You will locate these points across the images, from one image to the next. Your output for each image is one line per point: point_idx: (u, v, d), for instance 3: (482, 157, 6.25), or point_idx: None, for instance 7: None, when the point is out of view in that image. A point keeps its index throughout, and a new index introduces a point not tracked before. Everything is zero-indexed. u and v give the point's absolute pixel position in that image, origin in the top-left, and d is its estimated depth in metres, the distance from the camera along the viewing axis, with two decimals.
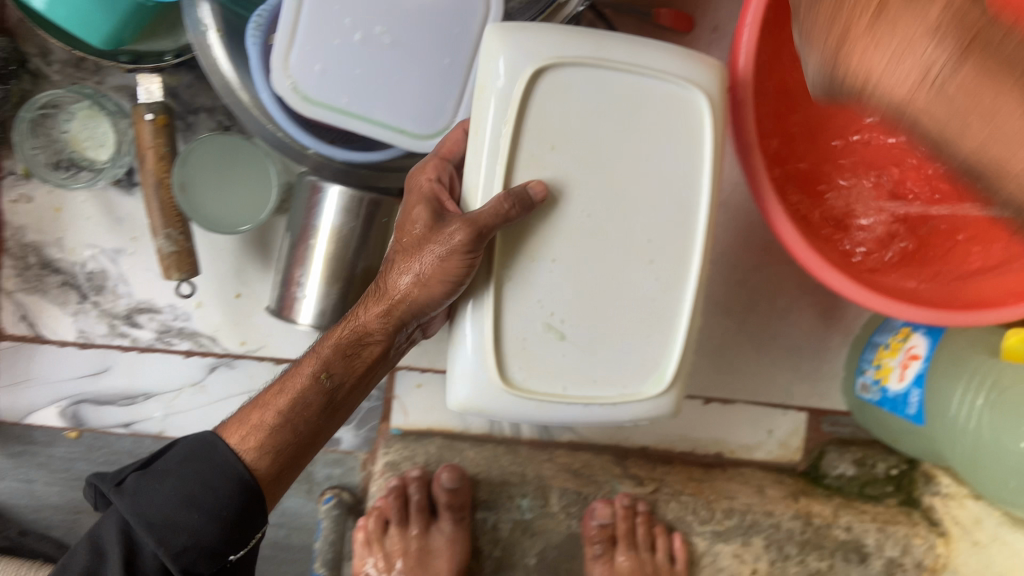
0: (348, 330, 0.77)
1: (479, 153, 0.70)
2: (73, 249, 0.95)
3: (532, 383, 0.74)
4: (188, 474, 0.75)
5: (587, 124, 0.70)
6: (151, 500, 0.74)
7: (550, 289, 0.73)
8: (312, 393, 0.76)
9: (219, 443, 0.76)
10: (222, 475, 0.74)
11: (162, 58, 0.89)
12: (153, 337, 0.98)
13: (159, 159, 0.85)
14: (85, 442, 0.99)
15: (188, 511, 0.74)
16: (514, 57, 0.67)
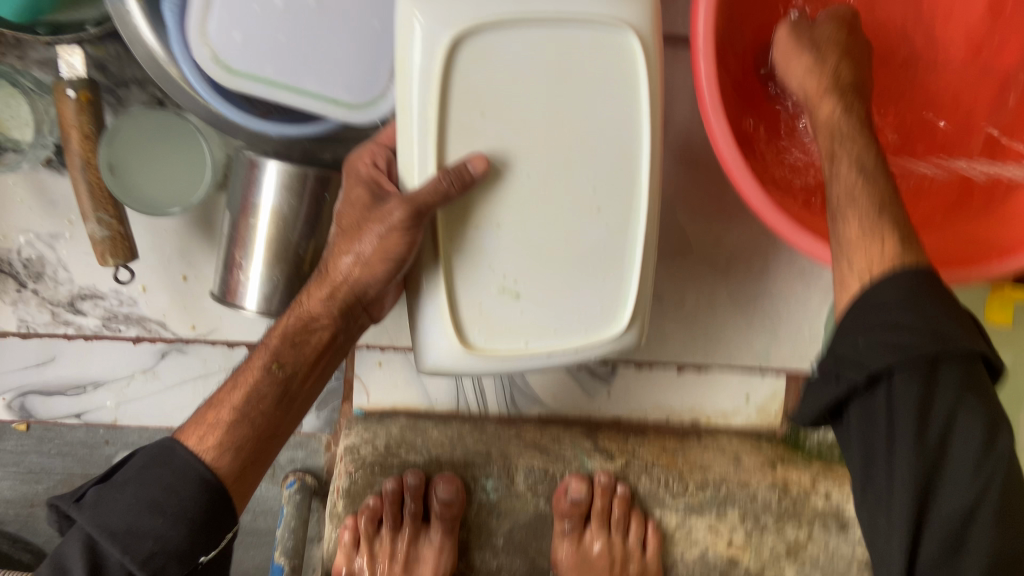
0: (296, 317, 0.72)
1: (408, 132, 0.65)
2: (6, 235, 0.90)
3: (495, 346, 0.70)
4: (151, 478, 0.64)
5: (516, 82, 0.64)
6: (112, 509, 0.62)
7: (499, 251, 0.68)
8: (265, 384, 0.71)
9: (178, 447, 0.66)
10: (180, 476, 0.64)
11: (83, 29, 0.82)
12: (98, 325, 0.93)
13: (84, 138, 0.79)
14: (36, 434, 0.96)
15: (153, 517, 0.62)
16: (428, 19, 0.61)
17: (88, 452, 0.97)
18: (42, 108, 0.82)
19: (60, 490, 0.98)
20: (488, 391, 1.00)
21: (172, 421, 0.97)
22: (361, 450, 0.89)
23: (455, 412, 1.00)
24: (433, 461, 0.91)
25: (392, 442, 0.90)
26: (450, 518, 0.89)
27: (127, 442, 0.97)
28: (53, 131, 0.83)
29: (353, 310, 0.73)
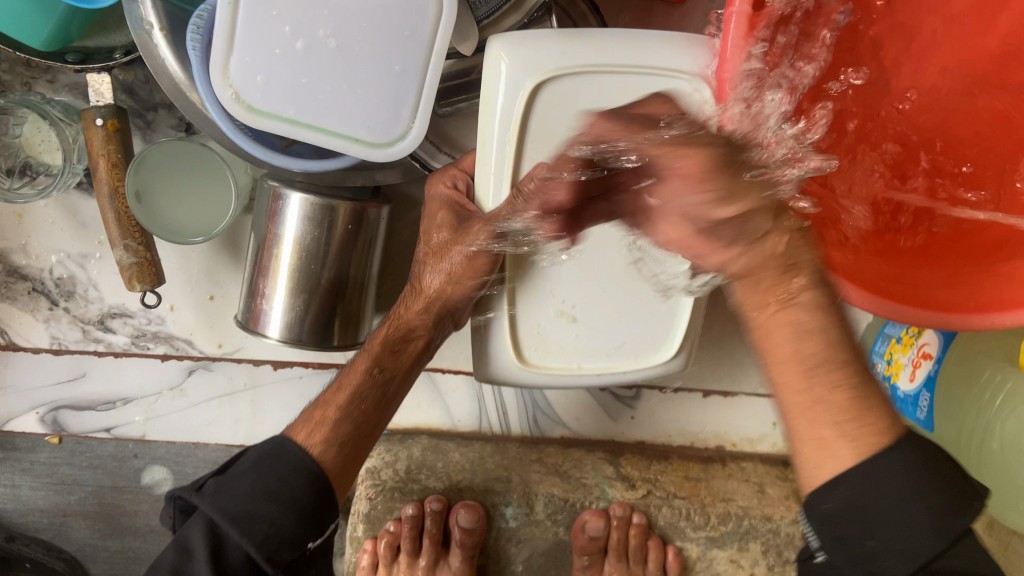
0: (391, 325, 0.77)
1: (487, 159, 0.66)
2: (38, 255, 0.91)
3: (549, 363, 0.74)
4: (265, 468, 0.65)
5: (590, 120, 0.64)
6: (232, 496, 0.64)
7: (560, 279, 0.71)
8: (366, 385, 0.75)
9: (288, 443, 0.68)
10: (291, 467, 0.66)
11: (112, 57, 0.83)
12: (128, 343, 0.95)
13: (112, 166, 0.79)
14: (68, 447, 0.97)
15: (269, 505, 0.63)
16: (513, 66, 0.62)
17: (117, 465, 0.99)
18: (71, 136, 0.83)
19: (91, 501, 1.00)
20: (510, 413, 1.00)
21: (199, 437, 0.98)
22: (381, 473, 0.90)
23: (477, 432, 1.00)
24: (453, 487, 0.92)
25: (410, 465, 0.91)
26: (471, 545, 0.86)
27: (155, 456, 0.99)
28: (81, 159, 0.83)
29: (445, 320, 0.78)
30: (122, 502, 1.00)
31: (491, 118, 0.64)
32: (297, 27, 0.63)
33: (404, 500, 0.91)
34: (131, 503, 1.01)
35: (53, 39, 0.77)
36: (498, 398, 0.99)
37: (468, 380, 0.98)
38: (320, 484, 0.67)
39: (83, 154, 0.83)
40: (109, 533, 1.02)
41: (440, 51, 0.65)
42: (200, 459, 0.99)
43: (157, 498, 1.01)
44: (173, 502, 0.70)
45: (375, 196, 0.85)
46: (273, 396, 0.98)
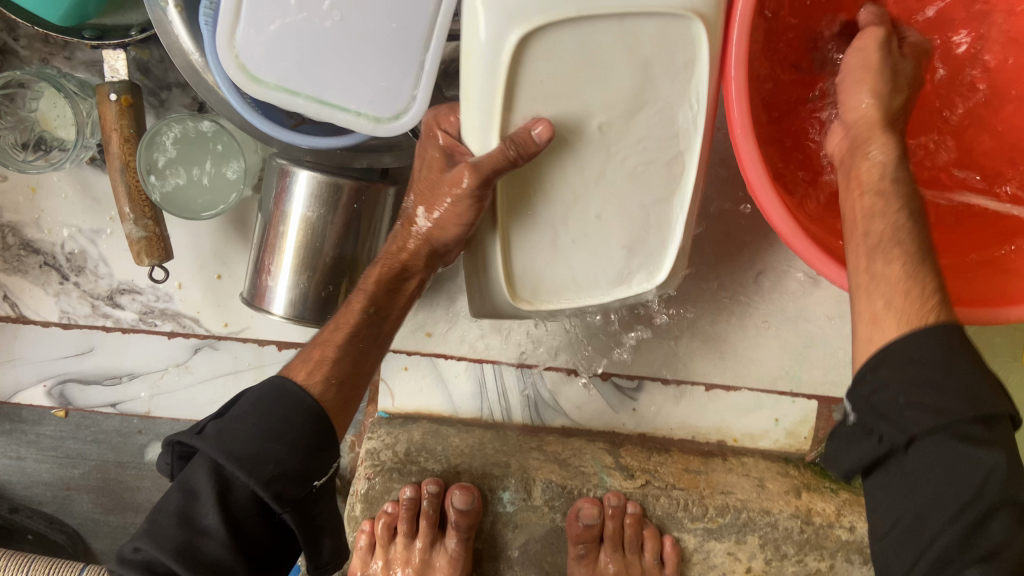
0: (386, 260, 0.74)
1: (472, 105, 0.64)
2: (50, 229, 0.92)
3: (546, 298, 0.74)
4: (266, 409, 0.66)
5: (582, 69, 0.63)
6: (234, 437, 0.63)
7: (554, 215, 0.70)
8: (359, 324, 0.73)
9: (288, 382, 0.68)
10: (290, 407, 0.66)
11: (127, 34, 0.84)
12: (135, 318, 0.96)
13: (124, 141, 0.80)
14: (74, 421, 0.99)
15: (273, 444, 0.63)
16: (493, 15, 0.60)
17: (122, 440, 1.00)
18: (85, 111, 0.83)
19: (94, 475, 1.02)
20: (512, 400, 1.00)
21: (203, 414, 0.99)
22: (380, 454, 0.91)
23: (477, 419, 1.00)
24: (451, 470, 0.92)
25: (409, 447, 0.92)
26: (466, 527, 0.86)
27: (159, 432, 1.00)
28: (93, 135, 0.84)
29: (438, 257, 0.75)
30: (125, 477, 1.02)
31: (477, 69, 0.62)
32: (302, 2, 0.66)
33: (402, 481, 0.91)
34: (134, 479, 1.02)
35: (69, 14, 0.79)
36: (500, 385, 1.00)
37: (471, 366, 0.99)
38: (318, 420, 0.67)
39: (95, 129, 0.84)
40: (112, 508, 1.03)
41: (441, 26, 0.68)
42: None
43: (159, 474, 1.02)
44: (171, 448, 0.69)
45: (382, 177, 0.85)
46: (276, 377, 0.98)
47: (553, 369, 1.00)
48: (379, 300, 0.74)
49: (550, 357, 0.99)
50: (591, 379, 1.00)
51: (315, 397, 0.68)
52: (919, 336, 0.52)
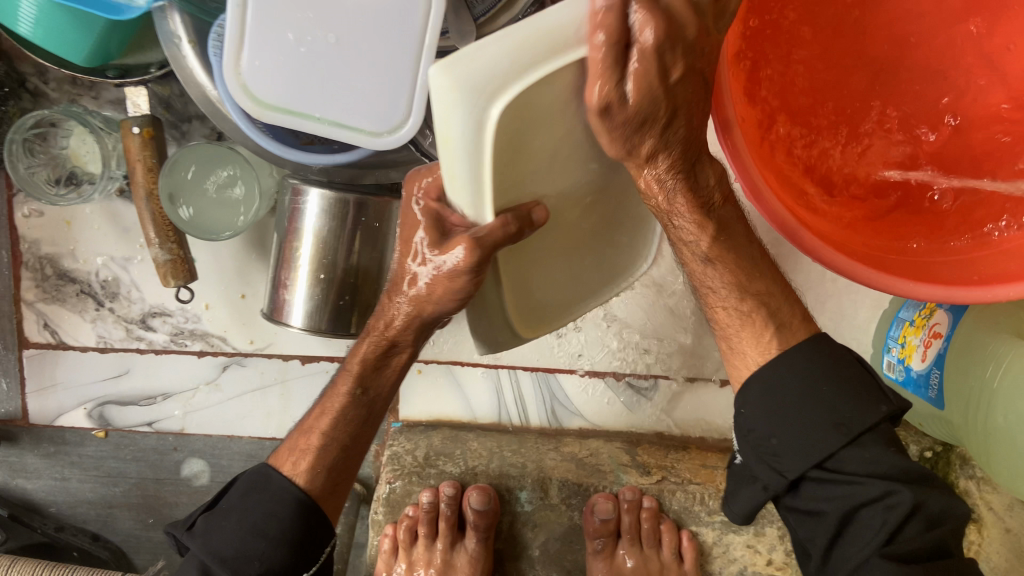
0: (372, 338, 0.75)
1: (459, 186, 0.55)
2: (84, 259, 0.98)
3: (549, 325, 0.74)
4: (254, 505, 0.74)
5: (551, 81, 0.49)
6: (220, 535, 0.72)
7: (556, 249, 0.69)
8: (351, 409, 0.77)
9: (273, 473, 0.76)
10: (277, 500, 0.74)
11: (148, 70, 0.90)
12: (167, 340, 1.01)
13: (148, 171, 0.85)
14: (113, 441, 1.04)
15: (257, 540, 0.72)
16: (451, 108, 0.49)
17: (158, 457, 1.06)
18: (110, 144, 0.90)
19: (135, 492, 1.07)
20: (529, 405, 1.01)
21: (234, 430, 1.04)
22: (402, 458, 0.95)
23: (496, 424, 1.02)
24: (469, 471, 0.95)
25: (428, 452, 0.95)
26: (485, 526, 0.90)
27: (193, 449, 1.05)
28: (120, 167, 0.90)
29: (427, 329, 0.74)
30: (163, 493, 1.08)
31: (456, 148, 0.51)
32: (301, 34, 0.71)
33: (422, 485, 0.94)
34: (171, 495, 1.08)
35: (92, 54, 0.84)
36: (517, 390, 1.02)
37: (487, 373, 1.01)
38: (306, 508, 0.74)
39: (120, 161, 0.90)
40: (152, 524, 1.10)
41: (431, 42, 0.72)
42: (235, 451, 1.05)
43: (195, 489, 1.07)
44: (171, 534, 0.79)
45: (392, 192, 0.89)
46: (302, 390, 1.03)
47: (567, 371, 1.00)
48: (366, 383, 0.77)
49: (562, 359, 1.00)
50: (605, 379, 1.00)
51: (299, 484, 0.75)
52: (780, 370, 0.62)
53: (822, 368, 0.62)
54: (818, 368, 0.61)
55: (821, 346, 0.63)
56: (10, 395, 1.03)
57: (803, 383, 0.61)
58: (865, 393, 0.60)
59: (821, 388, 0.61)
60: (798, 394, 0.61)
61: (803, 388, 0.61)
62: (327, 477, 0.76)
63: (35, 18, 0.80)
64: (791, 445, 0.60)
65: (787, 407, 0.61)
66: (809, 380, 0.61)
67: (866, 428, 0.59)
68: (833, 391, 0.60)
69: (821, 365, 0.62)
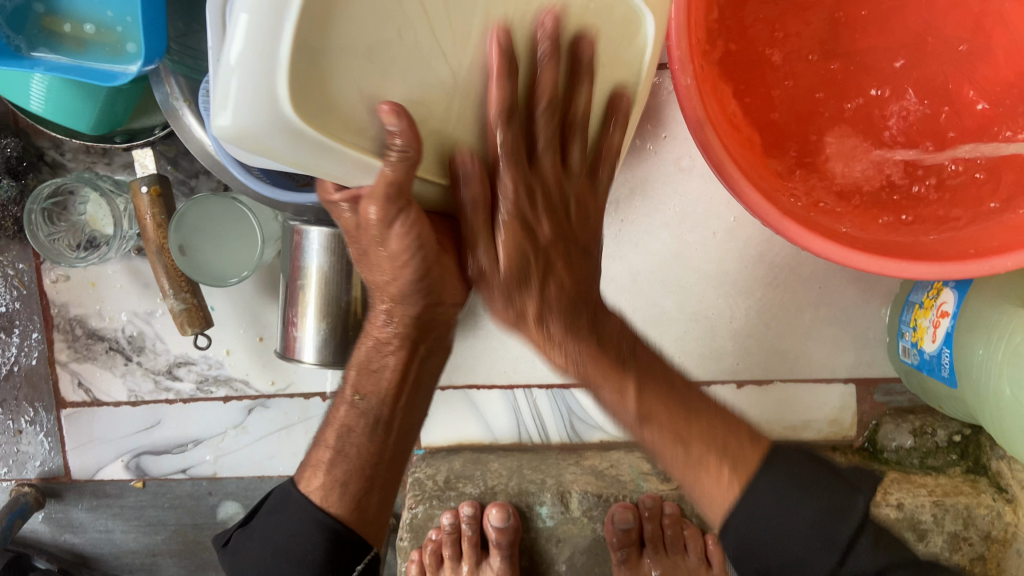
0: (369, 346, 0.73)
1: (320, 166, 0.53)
2: (111, 317, 1.03)
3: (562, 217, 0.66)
4: (280, 526, 0.74)
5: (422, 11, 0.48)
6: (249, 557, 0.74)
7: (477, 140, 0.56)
8: (352, 419, 0.75)
9: (293, 493, 0.76)
10: (302, 522, 0.73)
11: (153, 132, 0.95)
12: (193, 388, 1.05)
13: (157, 227, 0.90)
14: (151, 490, 1.09)
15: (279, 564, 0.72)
16: (259, 87, 0.46)
17: (195, 503, 1.09)
18: (122, 206, 0.95)
19: (175, 538, 1.11)
20: (547, 419, 0.99)
21: (264, 470, 1.07)
22: (423, 483, 0.96)
23: (517, 444, 1.00)
24: (489, 491, 0.96)
25: (448, 476, 0.97)
26: (507, 544, 0.92)
27: (227, 492, 1.08)
28: (133, 226, 0.95)
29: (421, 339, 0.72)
30: (202, 538, 1.11)
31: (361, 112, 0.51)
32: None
33: (442, 507, 0.97)
34: (211, 538, 1.11)
35: (99, 122, 0.89)
36: (534, 409, 0.99)
37: (503, 394, 0.98)
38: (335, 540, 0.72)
39: (132, 219, 0.95)
40: (195, 568, 1.13)
41: None
42: (267, 491, 1.08)
43: None
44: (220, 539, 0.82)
45: None
46: None
47: (581, 386, 0.97)
48: (367, 391, 0.74)
49: None
50: None
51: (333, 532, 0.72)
52: (746, 488, 0.60)
53: (788, 481, 0.60)
54: (789, 488, 0.59)
55: (784, 461, 0.61)
56: (53, 453, 1.08)
57: (776, 493, 0.59)
58: (843, 487, 0.60)
59: (794, 502, 0.59)
60: (763, 492, 0.59)
61: (776, 495, 0.59)
62: (346, 491, 0.75)
63: (45, 95, 0.86)
64: (743, 520, 0.60)
65: (764, 523, 0.59)
66: (791, 484, 0.59)
67: (850, 535, 0.58)
68: (805, 504, 0.58)
69: (798, 472, 0.60)
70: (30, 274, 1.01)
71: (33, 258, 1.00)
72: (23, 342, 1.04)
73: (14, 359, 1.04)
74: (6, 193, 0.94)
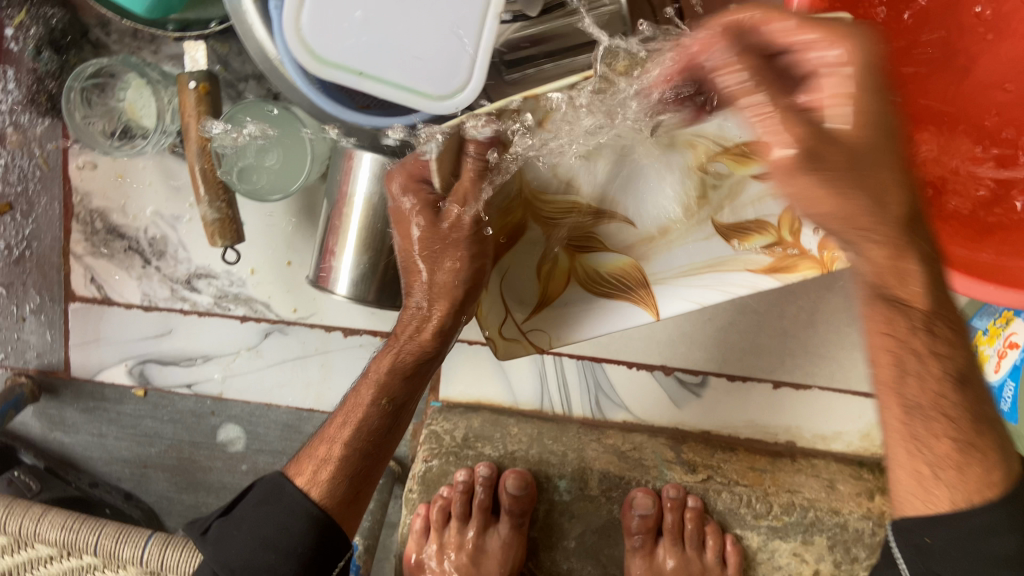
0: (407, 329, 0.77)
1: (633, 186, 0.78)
2: (135, 215, 0.97)
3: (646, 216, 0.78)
4: (264, 516, 0.72)
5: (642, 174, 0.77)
6: (230, 546, 0.72)
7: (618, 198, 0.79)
8: (373, 416, 0.76)
9: (287, 484, 0.74)
10: (292, 513, 0.72)
11: (207, 26, 0.88)
12: (211, 302, 1.00)
13: (201, 127, 0.84)
14: (152, 400, 1.04)
15: (266, 553, 0.70)
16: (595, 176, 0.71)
17: (196, 420, 1.05)
18: (166, 99, 0.89)
19: (170, 453, 1.07)
20: (572, 391, 1.00)
21: (272, 398, 1.03)
22: (440, 438, 0.93)
23: (539, 411, 1.01)
24: (508, 456, 0.93)
25: (464, 436, 0.94)
26: (519, 512, 0.89)
27: (231, 414, 1.04)
28: (173, 121, 0.89)
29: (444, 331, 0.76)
30: (198, 457, 1.07)
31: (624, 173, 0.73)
32: (369, 11, 0.67)
33: (458, 464, 0.94)
34: (206, 459, 1.06)
35: (154, 7, 0.82)
36: (561, 378, 1.00)
37: (533, 359, 0.99)
38: (322, 524, 0.72)
39: (175, 116, 0.89)
40: (185, 487, 1.08)
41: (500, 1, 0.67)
42: (271, 420, 1.04)
43: (230, 455, 1.06)
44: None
45: None
46: (272, 372, 1.02)
47: (615, 360, 0.99)
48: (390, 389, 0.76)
49: (616, 349, 0.98)
50: (654, 372, 0.99)
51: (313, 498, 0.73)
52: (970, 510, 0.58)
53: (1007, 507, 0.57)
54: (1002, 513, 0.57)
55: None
56: (55, 347, 1.03)
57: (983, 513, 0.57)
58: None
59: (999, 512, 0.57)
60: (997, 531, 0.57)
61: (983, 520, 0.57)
62: (350, 485, 0.75)
63: None
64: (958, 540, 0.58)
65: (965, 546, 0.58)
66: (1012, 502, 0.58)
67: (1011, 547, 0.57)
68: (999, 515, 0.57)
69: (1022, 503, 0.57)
70: (56, 156, 0.96)
71: (61, 138, 0.95)
72: None
73: None
74: (44, 66, 0.88)
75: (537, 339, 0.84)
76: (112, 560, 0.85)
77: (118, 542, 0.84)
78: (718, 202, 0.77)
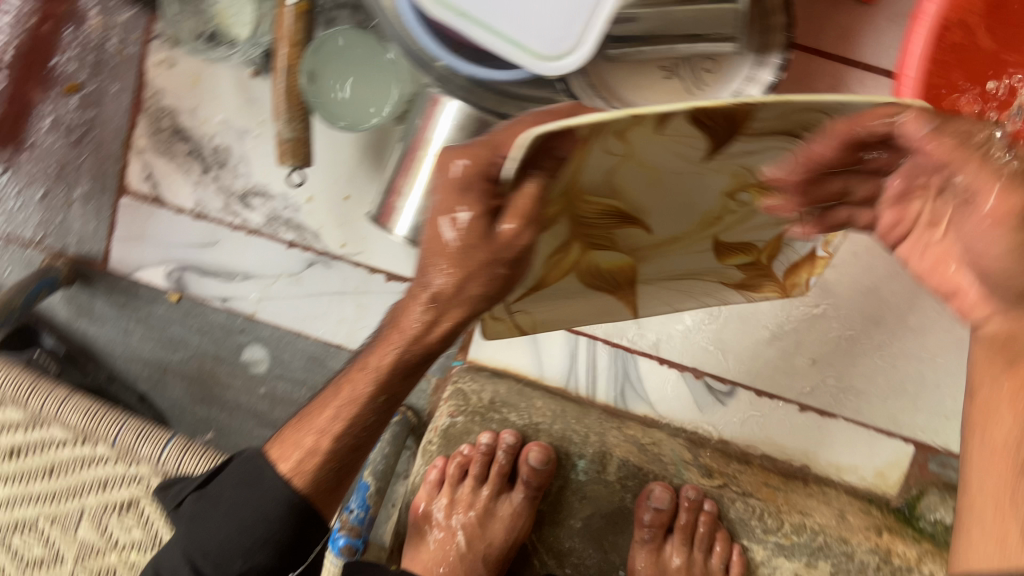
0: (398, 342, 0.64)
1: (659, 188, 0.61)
2: (203, 121, 0.97)
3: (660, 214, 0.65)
4: (242, 500, 0.70)
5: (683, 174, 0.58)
6: (207, 534, 0.70)
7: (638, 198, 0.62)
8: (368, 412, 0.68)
9: (266, 468, 0.70)
10: (266, 500, 0.69)
11: None
12: (261, 222, 0.99)
13: (292, 45, 0.82)
14: (184, 308, 1.03)
15: (244, 537, 0.69)
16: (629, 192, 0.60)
17: (223, 335, 1.04)
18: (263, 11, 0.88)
19: (191, 363, 1.05)
20: (599, 375, 0.98)
21: (303, 327, 1.02)
22: (469, 398, 0.96)
23: (562, 390, 0.98)
24: (532, 427, 0.97)
25: (491, 401, 0.97)
26: (537, 484, 0.92)
27: (259, 336, 1.04)
28: (266, 33, 0.88)
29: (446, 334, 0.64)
30: (219, 373, 1.05)
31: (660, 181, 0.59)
32: None
33: (483, 426, 0.97)
34: (226, 375, 1.05)
35: None
36: (591, 360, 0.98)
37: (567, 336, 0.98)
38: (301, 511, 0.68)
39: (269, 28, 0.89)
40: (200, 399, 1.06)
41: None
42: (299, 349, 1.03)
43: (251, 376, 1.05)
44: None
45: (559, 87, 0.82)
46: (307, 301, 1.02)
47: (648, 354, 0.98)
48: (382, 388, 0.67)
49: (652, 343, 0.98)
50: (684, 374, 0.98)
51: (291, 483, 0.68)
52: None
53: None
54: None
55: None
56: (96, 236, 1.03)
57: None
58: None
59: None
60: None
61: None
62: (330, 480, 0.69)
63: None
64: None
65: None
66: None
67: None
68: None
69: None
70: (135, 47, 0.96)
71: (144, 30, 0.95)
72: (104, 112, 0.98)
73: (87, 127, 0.99)
74: None
75: (520, 320, 0.79)
76: (127, 455, 0.87)
77: (138, 438, 0.86)
78: (729, 221, 0.68)
